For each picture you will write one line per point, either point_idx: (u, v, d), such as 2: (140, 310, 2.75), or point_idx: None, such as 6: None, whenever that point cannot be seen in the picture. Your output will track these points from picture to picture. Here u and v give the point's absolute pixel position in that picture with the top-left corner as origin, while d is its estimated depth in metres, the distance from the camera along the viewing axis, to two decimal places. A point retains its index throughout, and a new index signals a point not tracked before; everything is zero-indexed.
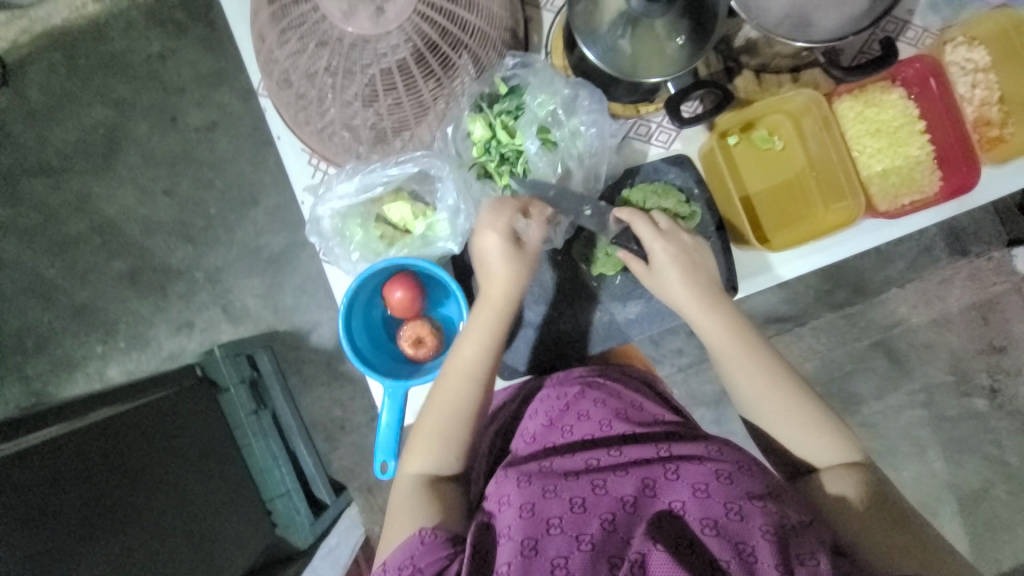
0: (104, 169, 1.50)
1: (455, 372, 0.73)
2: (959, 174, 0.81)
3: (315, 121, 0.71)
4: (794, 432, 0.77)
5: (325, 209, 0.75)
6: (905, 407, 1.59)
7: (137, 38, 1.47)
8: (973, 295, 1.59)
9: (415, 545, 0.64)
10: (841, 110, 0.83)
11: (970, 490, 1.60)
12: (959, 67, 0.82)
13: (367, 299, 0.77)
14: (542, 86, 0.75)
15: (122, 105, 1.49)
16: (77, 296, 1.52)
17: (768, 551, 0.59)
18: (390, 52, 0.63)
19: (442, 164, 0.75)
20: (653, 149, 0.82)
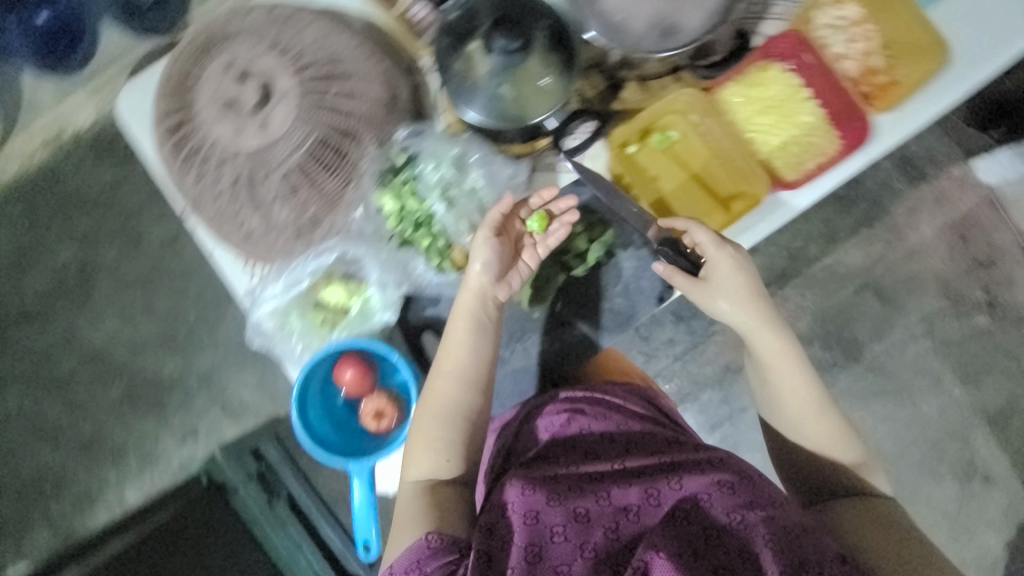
0: (83, 303, 1.55)
1: (442, 377, 0.74)
2: (856, 130, 0.79)
3: (237, 233, 0.71)
4: (816, 445, 0.80)
5: (260, 313, 0.76)
6: (908, 341, 1.58)
7: (89, 174, 1.54)
8: (944, 217, 1.58)
9: (421, 549, 0.64)
10: (727, 97, 0.81)
11: (996, 408, 1.57)
12: (830, 29, 0.82)
13: (321, 387, 0.77)
14: (435, 149, 0.74)
15: (88, 239, 1.55)
16: (83, 429, 1.55)
17: (774, 561, 0.60)
18: (287, 158, 0.67)
19: (356, 245, 0.74)
20: (564, 175, 0.80)
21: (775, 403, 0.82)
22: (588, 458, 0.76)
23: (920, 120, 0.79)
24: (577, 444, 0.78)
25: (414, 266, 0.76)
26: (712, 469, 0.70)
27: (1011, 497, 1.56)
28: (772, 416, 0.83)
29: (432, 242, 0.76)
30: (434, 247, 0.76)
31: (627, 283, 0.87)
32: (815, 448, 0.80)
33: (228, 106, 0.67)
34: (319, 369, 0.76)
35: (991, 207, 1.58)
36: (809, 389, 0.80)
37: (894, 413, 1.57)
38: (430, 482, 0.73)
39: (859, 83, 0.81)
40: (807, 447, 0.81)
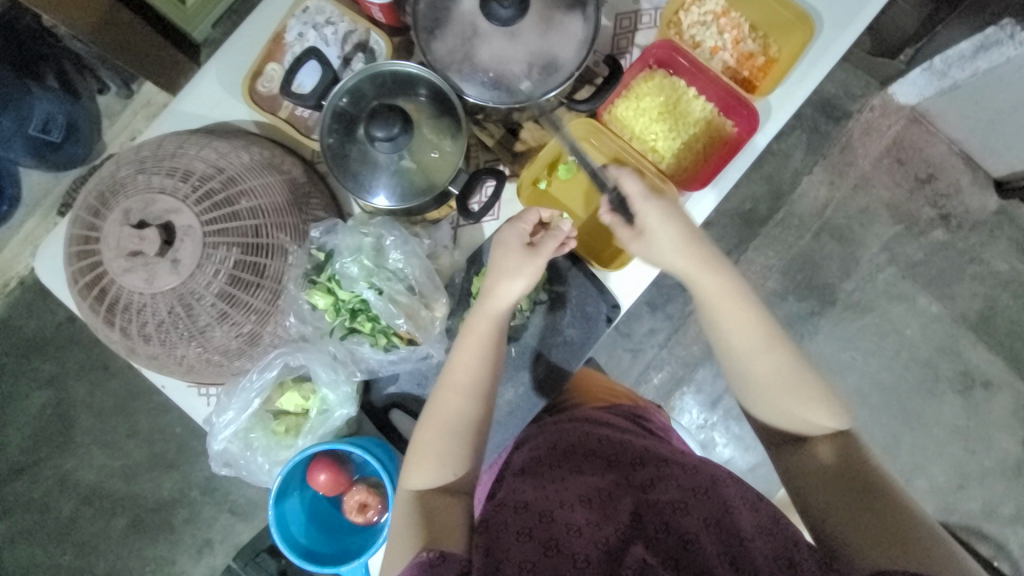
0: (67, 444, 1.53)
1: (450, 389, 0.73)
2: (746, 118, 0.81)
3: (181, 366, 0.73)
4: (777, 398, 0.72)
5: (221, 442, 0.77)
6: (875, 272, 1.61)
7: (42, 314, 1.52)
8: (877, 146, 1.62)
9: (424, 566, 0.61)
10: (620, 113, 0.84)
11: (977, 313, 1.60)
12: (700, 25, 0.83)
13: (298, 493, 0.77)
14: (351, 240, 0.75)
15: (56, 379, 1.52)
16: (97, 568, 1.52)
17: (759, 558, 0.61)
18: (207, 289, 0.67)
19: (297, 352, 0.75)
20: (487, 224, 0.83)
21: (728, 360, 0.75)
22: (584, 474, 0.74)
23: (807, 89, 0.81)
24: (568, 461, 0.77)
25: (361, 353, 0.77)
26: (688, 475, 0.71)
27: (1016, 395, 1.58)
28: (733, 379, 0.75)
29: (372, 326, 0.76)
30: (377, 329, 0.76)
31: (575, 306, 0.88)
32: (781, 400, 0.72)
33: (134, 256, 0.66)
34: (294, 479, 0.76)
35: (918, 125, 1.62)
36: (755, 325, 0.73)
37: (879, 344, 1.60)
38: (429, 493, 0.71)
39: (740, 70, 0.84)
40: (773, 402, 0.73)
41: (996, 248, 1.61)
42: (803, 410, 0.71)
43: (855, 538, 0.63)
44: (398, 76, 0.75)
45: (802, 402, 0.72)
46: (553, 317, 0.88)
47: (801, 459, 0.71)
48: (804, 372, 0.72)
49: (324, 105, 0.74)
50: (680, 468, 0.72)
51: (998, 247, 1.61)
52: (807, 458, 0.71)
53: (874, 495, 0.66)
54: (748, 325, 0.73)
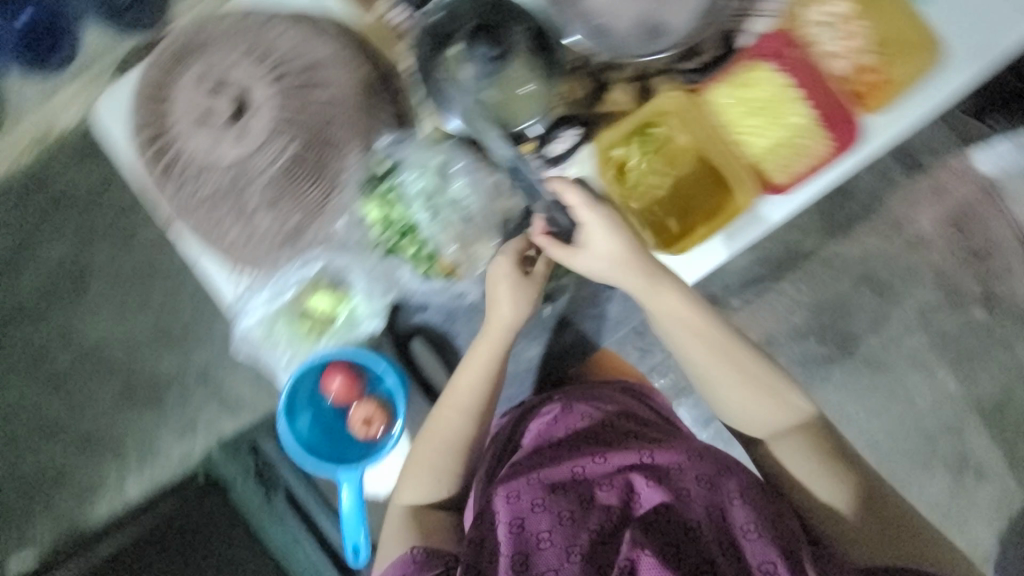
0: (76, 301, 1.53)
1: (449, 405, 0.79)
2: (846, 132, 0.78)
3: (219, 242, 0.72)
4: (738, 407, 0.84)
5: (246, 324, 0.77)
6: (903, 333, 1.58)
7: (78, 169, 1.52)
8: (941, 208, 1.57)
9: (406, 564, 0.71)
10: (715, 97, 0.80)
11: (991, 401, 1.57)
12: (821, 25, 0.80)
13: (310, 393, 0.78)
14: (419, 155, 0.74)
15: (80, 236, 1.53)
16: (80, 426, 1.54)
17: (756, 551, 0.69)
18: (270, 165, 0.67)
19: (342, 254, 0.76)
20: (552, 180, 0.78)
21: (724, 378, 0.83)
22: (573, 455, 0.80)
23: (908, 123, 0.79)
24: (556, 445, 0.83)
25: (399, 274, 0.78)
26: (692, 464, 0.76)
27: (1004, 488, 1.56)
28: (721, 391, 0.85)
29: (415, 249, 0.77)
30: (421, 253, 0.77)
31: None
32: (754, 403, 0.83)
33: (204, 121, 0.68)
34: (308, 377, 0.77)
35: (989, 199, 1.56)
36: (719, 339, 0.82)
37: (885, 404, 1.58)
38: (421, 504, 0.80)
39: (851, 82, 0.79)
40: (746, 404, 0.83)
41: None
42: (774, 415, 0.83)
43: (862, 547, 0.81)
44: (499, 7, 0.74)
45: (777, 405, 0.83)
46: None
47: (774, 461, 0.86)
48: (766, 376, 0.84)
49: (423, 18, 0.75)
50: (685, 455, 0.78)
51: None
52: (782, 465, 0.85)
53: (859, 486, 0.83)
54: (736, 364, 0.83)
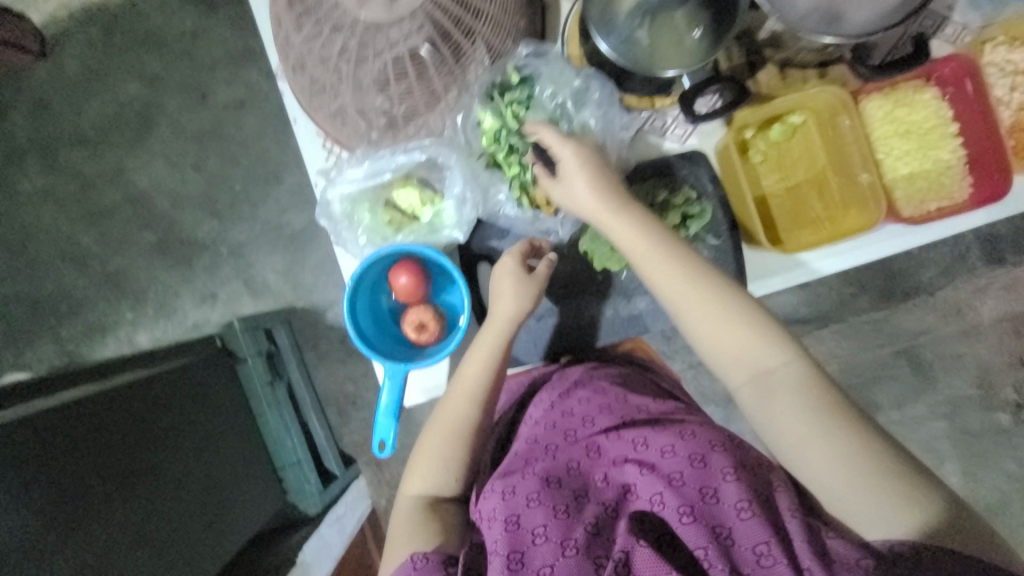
0: (137, 143, 1.53)
1: (454, 391, 0.76)
2: (989, 183, 0.80)
3: (331, 106, 0.73)
4: (730, 360, 0.68)
5: (334, 194, 0.79)
6: (925, 420, 1.33)
7: (171, 15, 1.50)
8: (1012, 306, 1.34)
9: (408, 567, 0.63)
10: (869, 108, 0.82)
11: (986, 507, 1.31)
12: (997, 68, 0.81)
13: (374, 282, 0.77)
14: (552, 77, 0.76)
15: (155, 81, 1.52)
16: (109, 264, 1.54)
17: (757, 532, 0.58)
18: (404, 41, 0.66)
19: (450, 152, 0.77)
20: (668, 142, 0.82)
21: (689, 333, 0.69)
22: (564, 441, 0.73)
23: None
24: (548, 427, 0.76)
25: (495, 191, 0.78)
26: (684, 442, 0.68)
27: None
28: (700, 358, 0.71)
29: (521, 170, 0.77)
30: (519, 177, 0.77)
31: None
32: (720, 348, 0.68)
33: None
34: (373, 270, 0.76)
35: None
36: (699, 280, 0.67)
37: None
38: (431, 497, 0.74)
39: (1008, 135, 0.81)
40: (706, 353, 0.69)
41: None
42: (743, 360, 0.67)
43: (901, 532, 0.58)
44: None
45: (752, 344, 0.67)
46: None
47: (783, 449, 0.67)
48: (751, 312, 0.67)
49: None
50: (677, 434, 0.69)
51: None
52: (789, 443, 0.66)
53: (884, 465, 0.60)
54: (735, 326, 0.67)
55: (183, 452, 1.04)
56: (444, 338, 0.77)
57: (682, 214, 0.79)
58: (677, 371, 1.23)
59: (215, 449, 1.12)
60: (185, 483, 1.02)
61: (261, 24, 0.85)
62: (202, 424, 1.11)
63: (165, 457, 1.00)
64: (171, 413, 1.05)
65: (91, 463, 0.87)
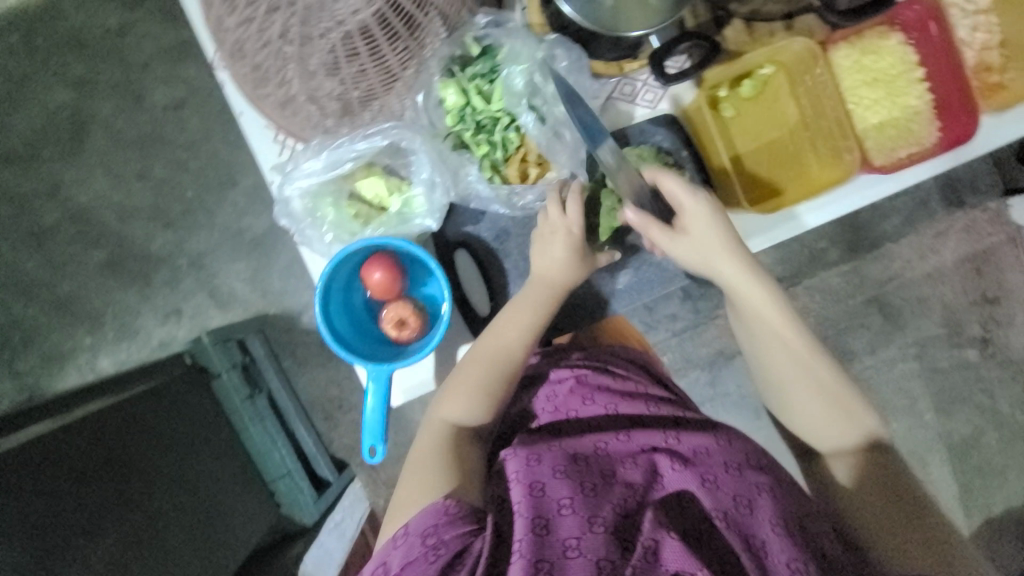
0: (71, 155, 1.41)
1: (500, 331, 0.71)
2: (959, 124, 0.81)
3: (276, 94, 0.67)
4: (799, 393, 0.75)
5: (291, 189, 0.74)
6: (897, 360, 1.38)
7: (93, 13, 1.38)
8: (966, 246, 1.38)
9: (438, 514, 0.56)
10: (837, 58, 0.82)
11: (959, 438, 1.38)
12: (959, 10, 0.83)
13: (346, 281, 0.74)
14: (514, 44, 0.73)
15: (84, 86, 1.40)
16: (58, 288, 1.43)
17: (781, 547, 0.55)
18: (351, 15, 0.59)
19: (413, 135, 0.73)
20: (639, 109, 0.79)
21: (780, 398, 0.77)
22: (586, 433, 0.68)
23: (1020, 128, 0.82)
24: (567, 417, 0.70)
25: (466, 172, 0.75)
26: (719, 449, 0.65)
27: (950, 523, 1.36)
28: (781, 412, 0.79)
29: (490, 148, 0.75)
30: (489, 157, 0.75)
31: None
32: (805, 419, 0.76)
33: None
34: (344, 268, 0.72)
35: (1015, 248, 1.38)
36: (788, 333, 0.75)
37: None
38: (458, 431, 0.67)
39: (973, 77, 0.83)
40: (797, 426, 0.77)
41: (1011, 389, 1.39)
42: (823, 437, 0.75)
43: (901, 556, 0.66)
44: None
45: (844, 425, 0.73)
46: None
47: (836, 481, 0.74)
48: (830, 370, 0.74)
49: None
50: (712, 438, 0.66)
51: (1015, 390, 1.39)
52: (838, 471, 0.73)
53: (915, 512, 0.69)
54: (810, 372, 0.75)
55: (167, 475, 1.00)
56: (426, 334, 0.74)
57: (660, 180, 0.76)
58: (662, 339, 1.23)
59: (202, 469, 1.08)
60: (171, 505, 0.98)
61: (195, 19, 0.82)
62: (187, 445, 1.07)
63: (146, 482, 0.96)
64: (153, 434, 1.02)
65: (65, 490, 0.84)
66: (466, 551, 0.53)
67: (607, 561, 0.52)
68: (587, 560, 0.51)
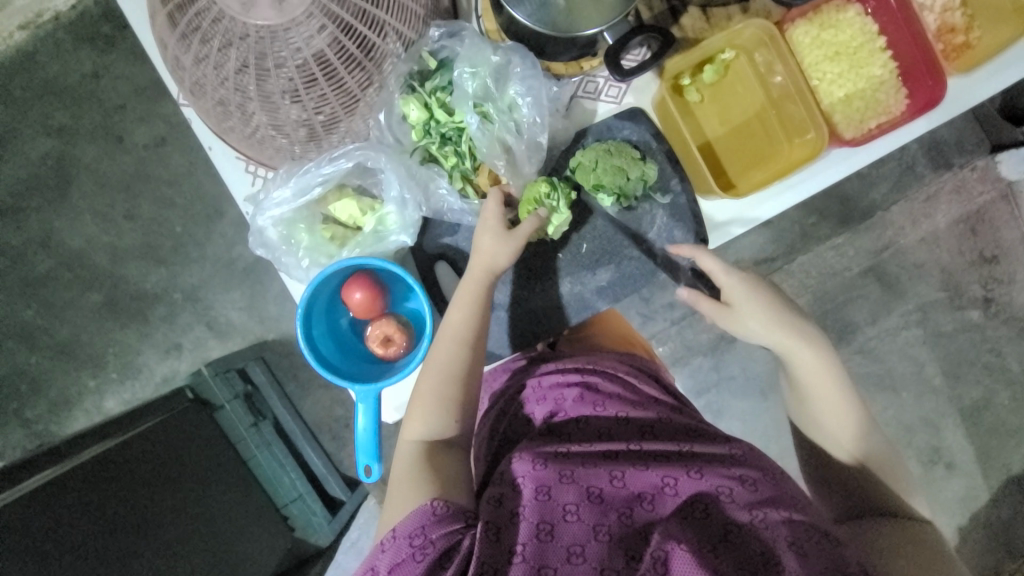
0: (59, 202, 1.42)
1: (442, 335, 0.70)
2: (926, 90, 0.81)
3: (242, 127, 0.70)
4: (822, 422, 0.74)
5: (265, 219, 0.75)
6: (900, 328, 1.36)
7: (68, 60, 1.40)
8: (959, 207, 1.36)
9: (426, 515, 0.54)
10: (797, 36, 0.83)
11: (970, 400, 1.36)
12: None
13: (327, 303, 0.75)
14: (470, 53, 0.72)
15: (66, 132, 1.41)
16: (58, 334, 1.43)
17: (798, 564, 0.50)
18: (305, 45, 0.63)
19: (378, 154, 0.73)
20: (603, 105, 0.81)
21: (802, 419, 0.76)
22: (597, 441, 0.64)
23: (997, 83, 0.81)
24: (577, 422, 0.67)
25: (436, 186, 0.76)
26: (736, 462, 0.62)
27: (970, 486, 1.35)
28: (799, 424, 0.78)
29: (458, 160, 0.76)
30: (458, 168, 0.77)
31: (663, 225, 0.81)
32: (819, 436, 0.75)
33: None
34: (323, 291, 0.73)
35: (1007, 204, 1.36)
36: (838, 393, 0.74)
37: (872, 398, 1.36)
38: (430, 445, 0.66)
39: (938, 40, 0.83)
40: (821, 445, 0.75)
41: (1020, 347, 1.38)
42: (833, 451, 0.74)
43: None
44: None
45: (843, 443, 0.73)
46: (636, 230, 0.82)
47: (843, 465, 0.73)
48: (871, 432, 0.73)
49: None
50: (728, 453, 0.63)
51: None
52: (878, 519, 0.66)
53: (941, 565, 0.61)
54: (843, 416, 0.73)
55: (174, 512, 0.99)
56: (413, 349, 0.75)
57: (628, 174, 0.76)
58: (661, 329, 1.22)
59: (211, 502, 1.06)
60: (180, 537, 0.98)
61: (152, 52, 0.82)
62: (194, 480, 1.05)
63: (151, 521, 0.95)
64: (160, 470, 1.02)
65: (69, 534, 0.85)
66: (454, 549, 0.52)
67: (611, 568, 0.50)
68: (591, 566, 0.51)
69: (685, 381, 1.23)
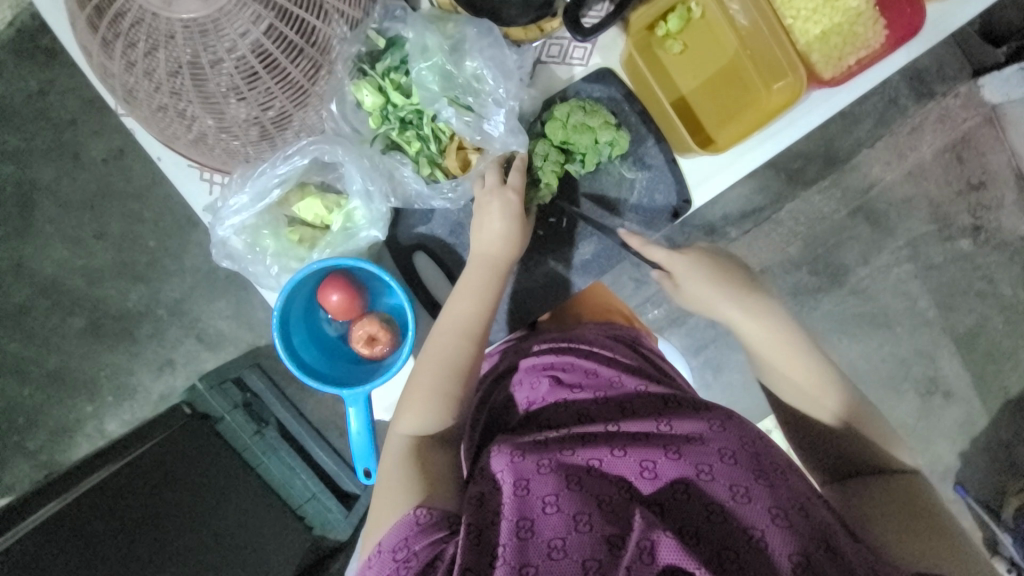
0: (25, 229, 1.37)
1: (447, 328, 0.69)
2: (904, 17, 0.77)
3: (189, 134, 0.66)
4: (796, 386, 0.74)
5: (226, 229, 0.72)
6: (892, 265, 1.36)
7: (9, 79, 1.32)
8: (944, 137, 1.33)
9: (410, 525, 0.53)
10: None
11: (965, 328, 1.37)
12: None
13: (305, 306, 0.74)
14: (417, 29, 0.69)
15: (20, 155, 1.35)
16: (47, 363, 1.40)
17: (781, 540, 0.51)
18: (240, 38, 0.59)
19: (334, 146, 0.70)
20: (572, 68, 0.77)
21: (770, 381, 0.76)
22: (577, 424, 0.63)
23: (973, 5, 0.77)
24: (557, 404, 0.66)
25: (401, 174, 0.73)
26: (713, 433, 0.59)
27: (968, 412, 1.38)
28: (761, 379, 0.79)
29: (423, 143, 0.73)
30: (424, 153, 0.73)
31: (644, 189, 0.79)
32: (795, 400, 0.74)
33: None
34: (298, 296, 0.72)
35: (992, 128, 1.34)
36: (799, 357, 0.74)
37: (868, 337, 1.37)
38: (420, 439, 0.64)
39: None
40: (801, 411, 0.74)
41: (1012, 271, 1.37)
42: (816, 414, 0.73)
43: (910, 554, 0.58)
44: None
45: (822, 405, 0.72)
46: (615, 200, 0.80)
47: (829, 429, 0.72)
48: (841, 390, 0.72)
49: None
50: (707, 422, 0.61)
51: (1016, 271, 1.37)
52: (877, 486, 0.66)
53: (925, 515, 0.63)
54: (805, 376, 0.73)
55: (192, 525, 0.99)
56: (399, 347, 0.74)
57: (597, 134, 0.72)
58: (654, 292, 1.21)
59: (225, 511, 1.07)
60: (204, 536, 1.00)
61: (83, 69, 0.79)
62: (206, 489, 1.06)
63: (170, 527, 0.97)
64: (169, 483, 1.02)
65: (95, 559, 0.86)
66: (438, 559, 0.51)
67: (593, 560, 0.48)
68: (573, 560, 0.48)
69: (683, 342, 1.22)
